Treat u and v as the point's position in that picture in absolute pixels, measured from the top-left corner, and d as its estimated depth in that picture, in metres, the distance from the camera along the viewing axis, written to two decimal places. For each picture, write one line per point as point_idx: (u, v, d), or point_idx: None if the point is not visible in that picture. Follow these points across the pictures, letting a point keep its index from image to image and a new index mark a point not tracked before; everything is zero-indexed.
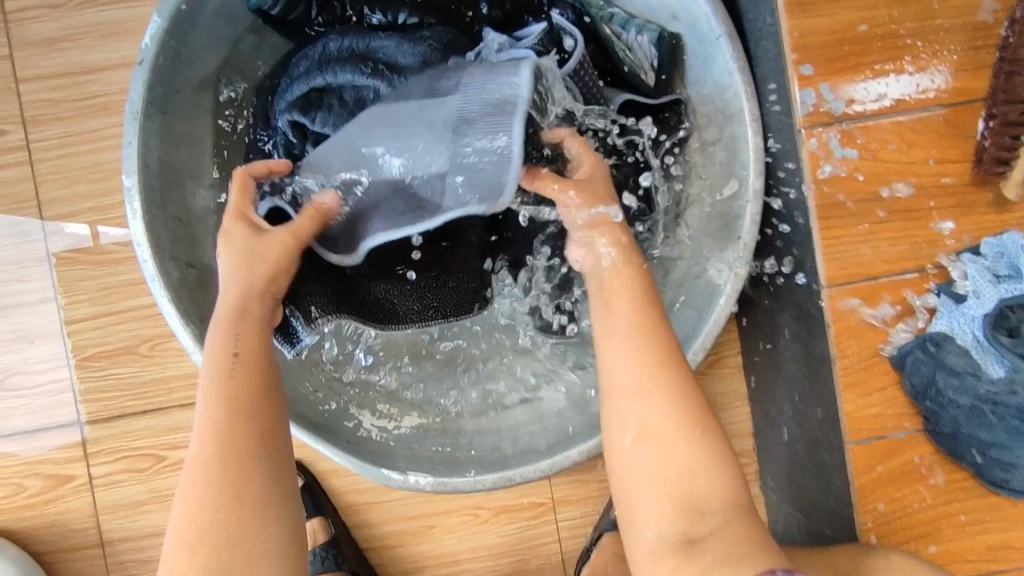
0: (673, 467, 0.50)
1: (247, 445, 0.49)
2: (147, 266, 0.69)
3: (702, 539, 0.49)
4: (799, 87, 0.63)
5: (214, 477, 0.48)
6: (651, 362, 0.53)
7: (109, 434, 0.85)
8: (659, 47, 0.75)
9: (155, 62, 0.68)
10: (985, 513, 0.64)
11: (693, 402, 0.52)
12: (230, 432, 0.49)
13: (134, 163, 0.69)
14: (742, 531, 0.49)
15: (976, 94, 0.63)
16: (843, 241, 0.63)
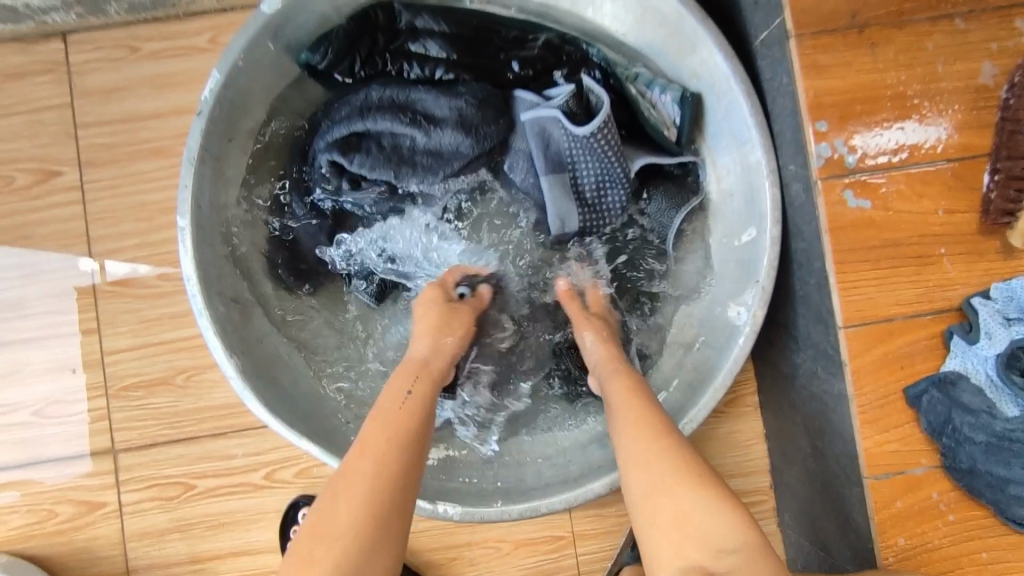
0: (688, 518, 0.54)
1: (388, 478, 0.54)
2: (195, 300, 0.72)
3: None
4: (815, 142, 0.68)
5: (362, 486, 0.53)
6: (640, 424, 0.61)
7: (141, 462, 0.87)
8: (682, 106, 0.80)
9: (212, 112, 0.74)
10: (1006, 551, 0.65)
11: (683, 460, 0.58)
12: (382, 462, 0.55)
13: (189, 205, 0.73)
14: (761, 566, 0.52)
15: (981, 150, 0.67)
16: (859, 286, 0.67)
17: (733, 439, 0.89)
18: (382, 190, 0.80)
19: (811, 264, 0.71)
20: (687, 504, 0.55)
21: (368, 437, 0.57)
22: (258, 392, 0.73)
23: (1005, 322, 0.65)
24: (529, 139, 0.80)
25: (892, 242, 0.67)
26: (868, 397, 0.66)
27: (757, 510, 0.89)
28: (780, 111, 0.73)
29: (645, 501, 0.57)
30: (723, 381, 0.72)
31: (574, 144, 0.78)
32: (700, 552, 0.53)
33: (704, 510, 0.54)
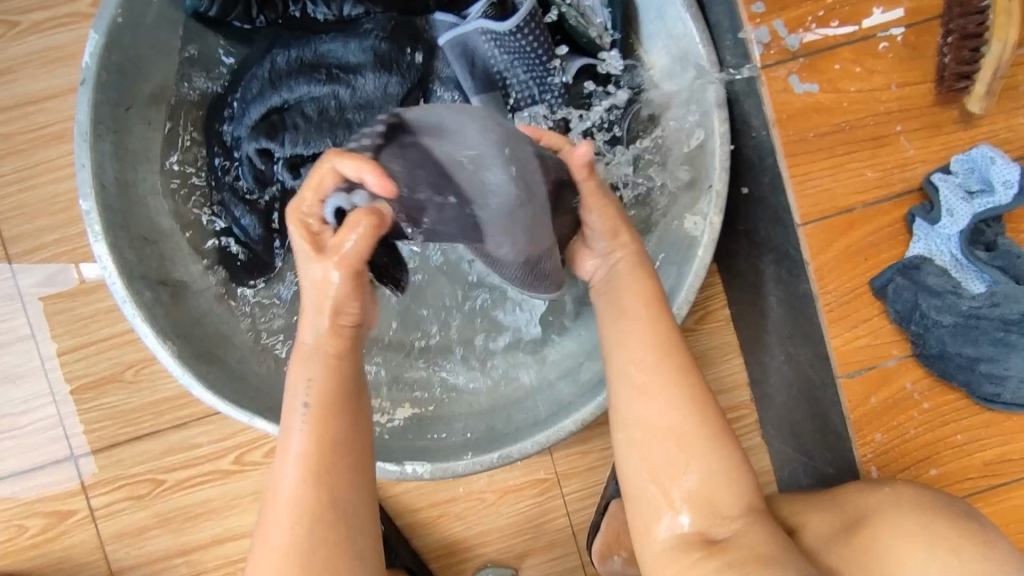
0: (710, 488, 0.56)
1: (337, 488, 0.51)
2: (117, 289, 0.67)
3: (723, 540, 0.56)
4: (753, 27, 0.62)
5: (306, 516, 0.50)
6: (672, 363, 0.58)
7: (105, 464, 0.84)
8: (613, 8, 0.75)
9: (99, 80, 0.67)
10: (981, 430, 0.64)
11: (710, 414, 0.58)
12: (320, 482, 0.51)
13: (89, 187, 0.67)
14: (761, 539, 0.55)
15: (933, 12, 0.62)
16: (814, 176, 0.63)
17: (709, 356, 0.87)
18: (320, 163, 0.75)
19: (763, 158, 0.67)
20: (710, 468, 0.57)
21: (312, 390, 0.53)
22: (200, 375, 0.69)
23: (966, 196, 0.60)
24: (453, 66, 0.74)
25: (844, 125, 0.63)
26: (833, 294, 0.63)
27: (739, 425, 0.87)
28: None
29: (636, 451, 0.58)
30: (686, 296, 0.68)
31: (501, 60, 0.72)
32: (700, 515, 0.56)
33: (722, 465, 0.57)
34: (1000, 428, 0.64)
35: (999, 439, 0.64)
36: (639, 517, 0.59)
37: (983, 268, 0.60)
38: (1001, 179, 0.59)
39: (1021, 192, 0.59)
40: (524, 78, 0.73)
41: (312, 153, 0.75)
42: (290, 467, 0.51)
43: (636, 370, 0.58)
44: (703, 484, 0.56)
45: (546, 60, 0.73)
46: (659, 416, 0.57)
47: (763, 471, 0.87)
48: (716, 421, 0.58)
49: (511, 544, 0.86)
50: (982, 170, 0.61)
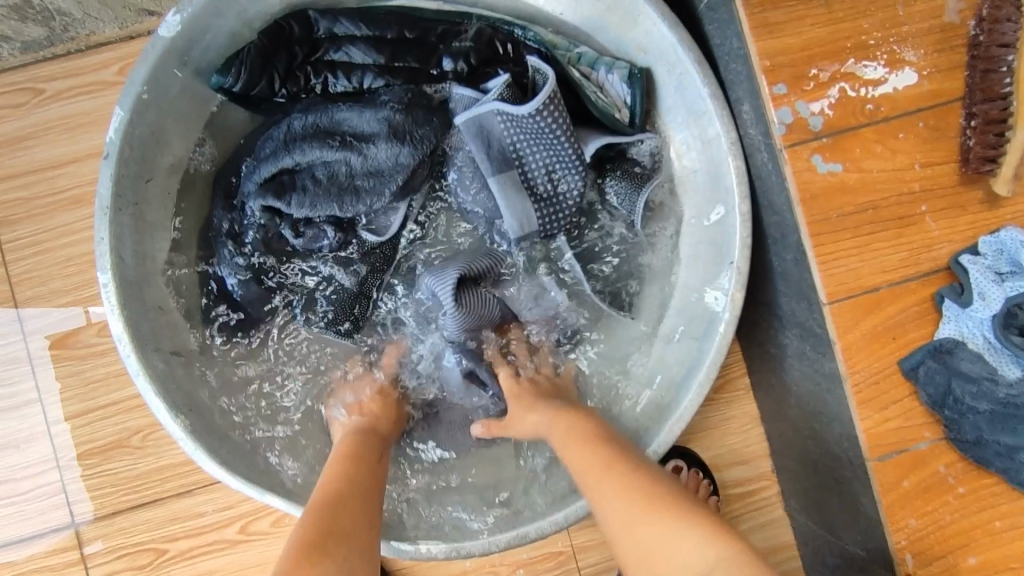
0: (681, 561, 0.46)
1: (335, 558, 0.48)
2: (130, 361, 0.66)
3: None
4: (775, 107, 0.63)
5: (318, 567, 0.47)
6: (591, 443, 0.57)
7: (106, 532, 0.81)
8: (631, 84, 0.75)
9: (121, 154, 0.67)
10: (1020, 517, 0.61)
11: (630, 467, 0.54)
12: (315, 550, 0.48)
13: (107, 260, 0.66)
14: None
15: (954, 95, 0.62)
16: (841, 256, 0.62)
17: (728, 424, 0.85)
18: (328, 227, 0.75)
19: (787, 235, 0.66)
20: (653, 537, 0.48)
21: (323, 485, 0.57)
22: (211, 449, 0.67)
23: (997, 278, 0.59)
24: (466, 138, 0.74)
25: (870, 204, 0.62)
26: (861, 374, 0.62)
27: (760, 497, 0.85)
28: (734, 77, 0.68)
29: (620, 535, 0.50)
30: (709, 374, 0.67)
31: (517, 135, 0.73)
32: None
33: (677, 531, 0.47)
34: None
35: None
36: None
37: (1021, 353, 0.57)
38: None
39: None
40: (538, 147, 0.73)
41: (319, 216, 0.74)
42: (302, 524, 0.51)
43: (579, 469, 0.56)
44: (682, 542, 0.46)
45: (563, 130, 0.73)
46: (602, 506, 0.52)
47: (786, 546, 0.84)
48: (663, 494, 0.50)
49: None
50: (1012, 252, 0.60)
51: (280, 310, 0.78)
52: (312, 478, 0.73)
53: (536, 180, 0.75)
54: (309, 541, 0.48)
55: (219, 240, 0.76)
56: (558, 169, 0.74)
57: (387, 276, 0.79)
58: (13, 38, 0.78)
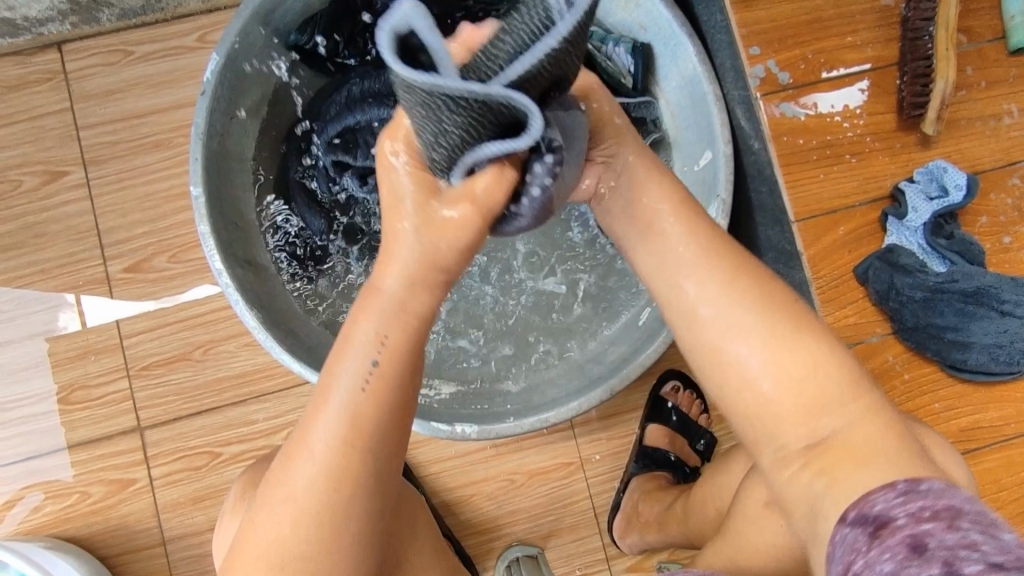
0: (801, 387, 0.50)
1: (327, 547, 0.48)
2: (214, 260, 0.78)
3: (830, 438, 0.49)
4: (751, 65, 0.78)
5: (305, 533, 0.47)
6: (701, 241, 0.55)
7: (166, 436, 0.92)
8: (635, 55, 0.90)
9: (214, 92, 0.79)
10: (954, 400, 0.75)
11: (746, 279, 0.54)
12: (309, 536, 0.47)
13: (199, 175, 0.78)
14: (880, 429, 0.49)
15: (891, 60, 0.78)
16: (805, 183, 0.77)
17: None
18: None
19: (763, 171, 0.81)
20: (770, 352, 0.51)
21: (312, 476, 0.48)
22: (279, 341, 0.79)
23: (927, 199, 0.75)
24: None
25: (826, 143, 0.77)
26: (825, 279, 0.75)
27: None
28: (719, 46, 0.84)
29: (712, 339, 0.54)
30: None
31: None
32: (800, 422, 0.50)
33: (803, 359, 0.51)
34: (970, 399, 0.75)
35: (970, 408, 0.75)
36: (756, 432, 0.53)
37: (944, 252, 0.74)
38: (953, 183, 0.74)
39: (969, 193, 0.74)
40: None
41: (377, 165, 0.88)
42: (279, 515, 0.48)
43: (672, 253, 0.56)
44: (796, 370, 0.50)
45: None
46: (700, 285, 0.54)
47: None
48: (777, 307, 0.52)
49: (537, 525, 0.94)
50: (939, 179, 0.75)
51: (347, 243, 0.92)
52: None
53: None
54: (298, 546, 0.47)
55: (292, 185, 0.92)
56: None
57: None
58: (114, 5, 0.91)
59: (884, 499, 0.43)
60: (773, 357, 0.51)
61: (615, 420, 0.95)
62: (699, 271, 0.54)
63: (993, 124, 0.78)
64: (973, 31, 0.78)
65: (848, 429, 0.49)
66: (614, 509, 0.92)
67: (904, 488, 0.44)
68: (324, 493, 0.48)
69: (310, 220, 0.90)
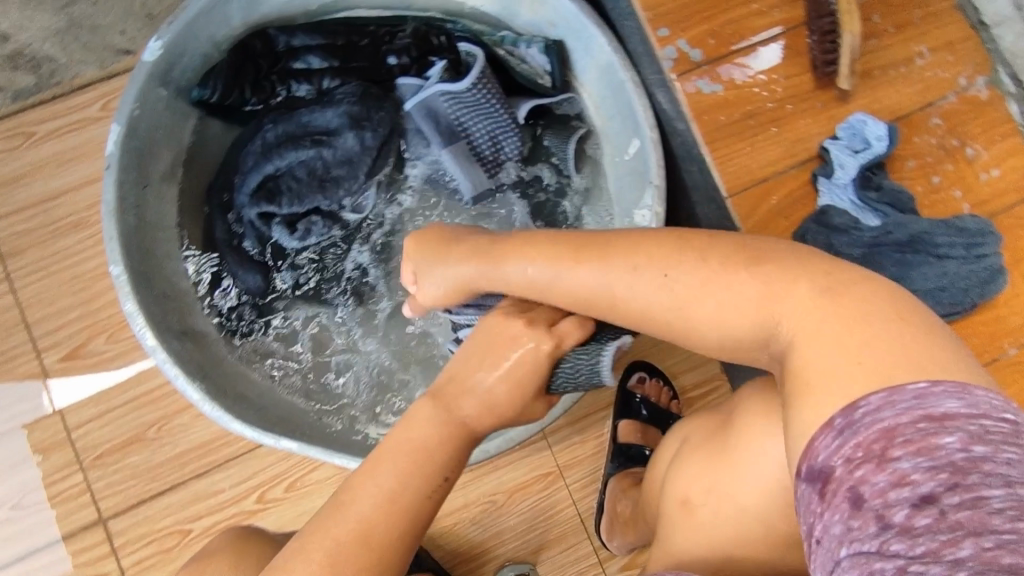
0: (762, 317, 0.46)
1: None
2: (146, 337, 0.74)
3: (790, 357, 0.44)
4: (662, 47, 0.77)
5: None
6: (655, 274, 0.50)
7: (132, 522, 0.88)
8: (548, 55, 0.88)
9: (120, 164, 0.76)
10: None
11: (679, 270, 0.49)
12: None
13: (117, 253, 0.75)
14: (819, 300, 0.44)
15: (798, 21, 0.78)
16: (732, 155, 0.76)
17: (677, 337, 0.95)
18: (316, 217, 0.87)
19: (691, 151, 0.80)
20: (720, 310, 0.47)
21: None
22: (227, 409, 0.75)
23: (853, 153, 0.74)
24: (417, 121, 0.87)
25: (750, 113, 0.76)
26: None
27: (715, 396, 0.95)
28: (630, 32, 0.83)
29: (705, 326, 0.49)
30: None
31: (458, 111, 0.85)
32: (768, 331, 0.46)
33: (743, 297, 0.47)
34: None
35: None
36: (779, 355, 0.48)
37: (876, 205, 0.73)
38: (875, 137, 0.74)
39: (890, 142, 0.74)
40: (480, 117, 0.85)
41: (306, 209, 0.86)
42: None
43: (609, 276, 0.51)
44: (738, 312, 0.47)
45: (499, 100, 0.85)
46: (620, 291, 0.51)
47: None
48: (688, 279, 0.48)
49: (526, 542, 0.91)
50: (861, 131, 0.75)
51: (288, 294, 0.88)
52: (322, 427, 0.82)
53: (483, 151, 0.87)
54: None
55: (220, 243, 0.87)
56: (495, 117, 0.86)
57: (364, 242, 0.89)
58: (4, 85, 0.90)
59: (825, 446, 0.39)
60: (756, 305, 0.46)
61: (587, 421, 0.93)
62: (665, 260, 0.49)
63: (906, 69, 0.78)
64: None
65: (840, 304, 0.43)
66: (598, 510, 0.89)
67: (875, 401, 0.38)
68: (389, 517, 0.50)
69: (244, 277, 0.86)
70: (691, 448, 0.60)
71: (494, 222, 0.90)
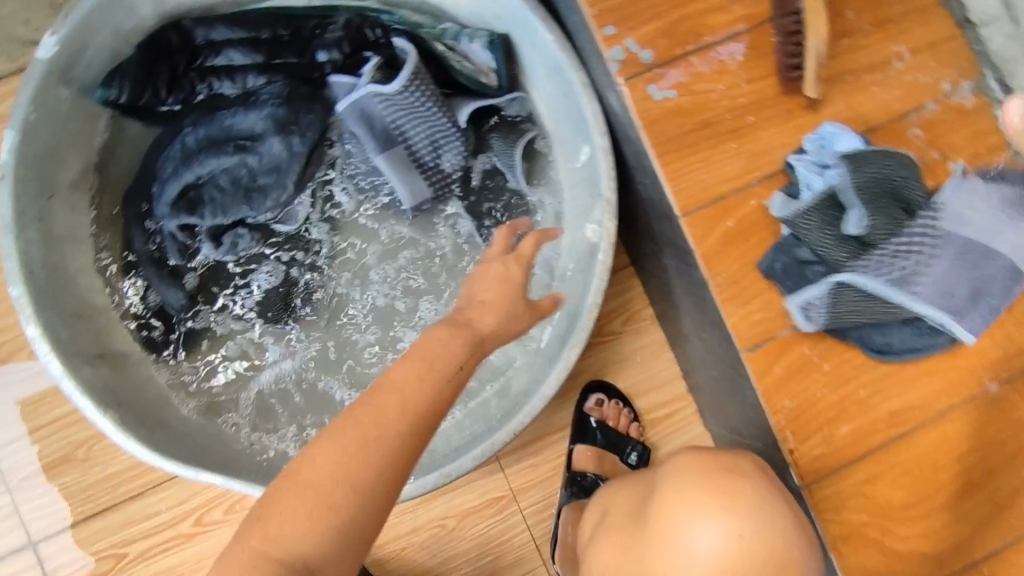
0: None
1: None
2: (52, 365, 0.70)
3: None
4: (609, 47, 0.69)
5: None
6: None
7: (65, 546, 0.85)
8: (493, 50, 0.81)
9: (16, 174, 0.71)
10: (882, 383, 0.68)
11: None
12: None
13: (17, 273, 0.70)
14: None
15: (763, 18, 0.70)
16: (687, 171, 0.69)
17: (637, 354, 0.90)
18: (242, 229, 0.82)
19: (643, 163, 0.73)
20: None
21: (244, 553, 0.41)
22: (142, 438, 0.71)
23: (820, 170, 0.67)
24: (350, 124, 0.81)
25: (707, 122, 0.69)
26: (721, 275, 0.68)
27: (678, 416, 0.90)
28: (577, 27, 0.75)
29: None
30: (594, 299, 0.73)
31: (394, 113, 0.79)
32: None
33: None
34: (899, 376, 0.68)
35: (902, 387, 0.68)
36: None
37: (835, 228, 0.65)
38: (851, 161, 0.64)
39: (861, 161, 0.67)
40: (417, 120, 0.79)
41: (230, 220, 0.81)
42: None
43: None
44: None
45: (435, 100, 0.79)
46: None
47: None
48: None
49: (477, 566, 0.87)
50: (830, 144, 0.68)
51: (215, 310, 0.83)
52: (248, 455, 0.77)
53: (422, 155, 0.81)
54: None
55: (139, 257, 0.81)
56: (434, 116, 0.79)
57: (300, 254, 0.84)
58: None
59: None
60: None
61: (541, 443, 0.89)
62: None
63: (883, 73, 0.70)
64: None
65: None
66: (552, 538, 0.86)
67: None
68: (354, 511, 0.40)
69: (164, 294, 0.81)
70: (608, 532, 0.69)
71: (435, 235, 0.85)
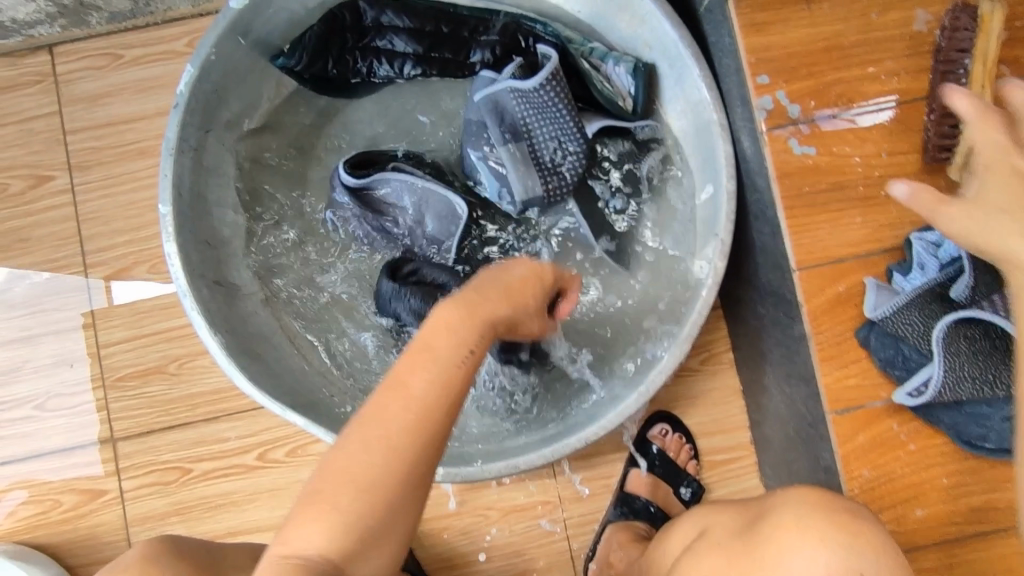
0: None
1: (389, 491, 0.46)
2: (180, 282, 0.76)
3: None
4: (758, 95, 0.71)
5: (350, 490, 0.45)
6: None
7: (139, 449, 0.91)
8: (636, 77, 0.83)
9: (188, 104, 0.77)
10: (968, 477, 0.67)
11: None
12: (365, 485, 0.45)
13: (169, 193, 0.76)
14: None
15: (917, 94, 0.70)
16: (810, 228, 0.69)
17: (710, 395, 0.91)
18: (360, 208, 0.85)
19: (766, 211, 0.74)
20: None
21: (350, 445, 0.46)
22: (241, 366, 0.76)
23: (936, 251, 0.67)
24: (482, 114, 0.83)
25: (840, 184, 0.70)
26: (825, 333, 0.68)
27: (737, 465, 0.90)
28: (727, 71, 0.77)
29: None
30: (690, 330, 0.74)
31: (527, 112, 0.81)
32: None
33: None
34: (986, 476, 0.67)
35: (985, 486, 0.67)
36: None
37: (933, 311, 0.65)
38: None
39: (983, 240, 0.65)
40: (545, 121, 0.81)
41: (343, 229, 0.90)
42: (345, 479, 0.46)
43: None
44: None
45: (568, 107, 0.81)
46: None
47: None
48: None
49: (510, 564, 0.89)
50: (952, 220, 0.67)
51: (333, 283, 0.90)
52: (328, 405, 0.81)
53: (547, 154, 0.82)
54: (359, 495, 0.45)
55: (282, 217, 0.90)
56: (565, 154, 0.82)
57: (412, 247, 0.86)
58: (102, 8, 0.89)
59: None
60: None
61: (597, 459, 0.90)
62: None
63: None
64: (1018, 62, 0.69)
65: None
66: (591, 554, 0.87)
67: None
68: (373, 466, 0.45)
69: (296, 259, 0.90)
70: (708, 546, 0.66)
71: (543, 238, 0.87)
